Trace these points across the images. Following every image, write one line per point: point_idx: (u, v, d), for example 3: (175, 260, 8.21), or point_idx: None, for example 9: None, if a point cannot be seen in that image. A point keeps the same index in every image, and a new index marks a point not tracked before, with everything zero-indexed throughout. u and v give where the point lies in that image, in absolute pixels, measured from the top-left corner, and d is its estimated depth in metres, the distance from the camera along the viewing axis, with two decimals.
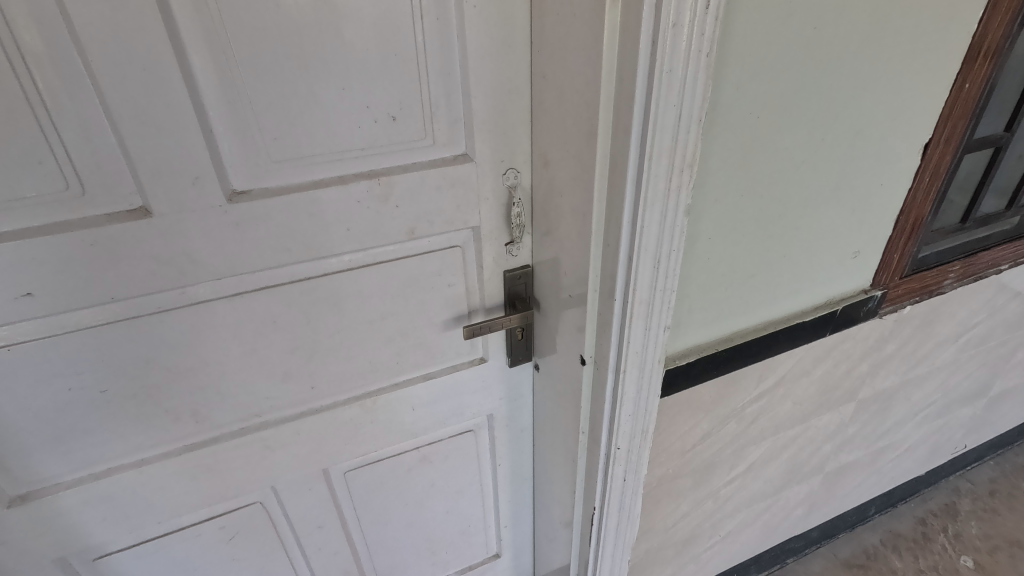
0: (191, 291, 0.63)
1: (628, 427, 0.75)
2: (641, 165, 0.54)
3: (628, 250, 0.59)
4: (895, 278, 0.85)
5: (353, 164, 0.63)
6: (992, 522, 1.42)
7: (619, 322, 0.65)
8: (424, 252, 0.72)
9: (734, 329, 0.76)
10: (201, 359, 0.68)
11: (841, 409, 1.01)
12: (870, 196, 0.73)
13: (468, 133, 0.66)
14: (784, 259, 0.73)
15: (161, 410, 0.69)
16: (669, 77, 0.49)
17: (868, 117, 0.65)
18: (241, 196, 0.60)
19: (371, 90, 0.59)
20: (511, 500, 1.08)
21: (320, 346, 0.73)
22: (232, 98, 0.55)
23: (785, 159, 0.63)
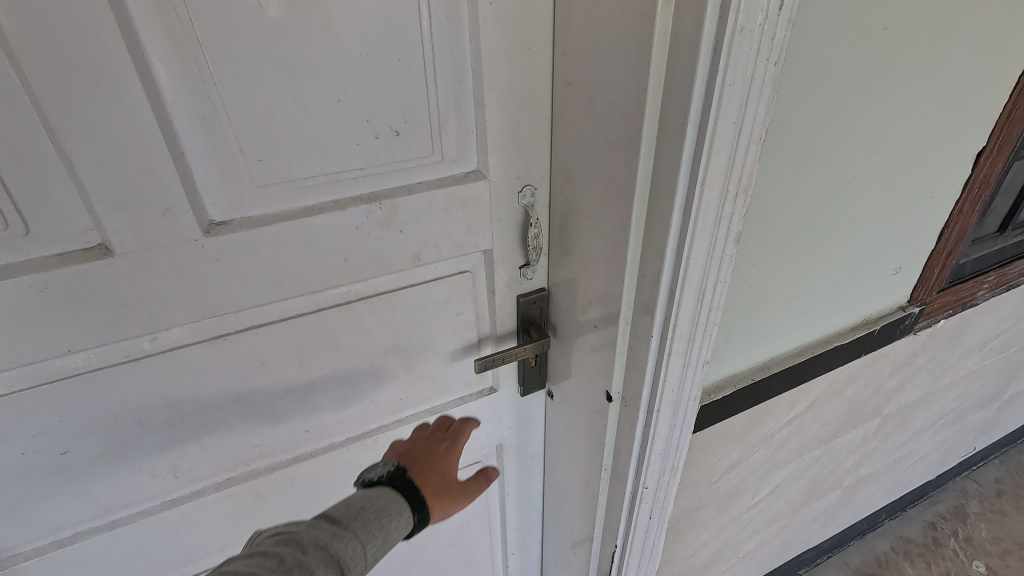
0: (165, 335, 0.54)
1: (657, 464, 0.69)
2: (692, 190, 0.46)
3: (671, 284, 0.52)
4: (933, 292, 0.80)
5: (352, 186, 0.55)
6: (1002, 524, 1.40)
7: (655, 358, 0.58)
8: (430, 279, 0.64)
9: (770, 356, 0.70)
10: (180, 410, 0.59)
11: (866, 426, 0.96)
12: (917, 209, 0.67)
13: (481, 148, 0.58)
14: (828, 281, 0.67)
15: (133, 467, 0.60)
16: (730, 89, 0.41)
17: (926, 126, 0.59)
18: (220, 227, 0.51)
19: (371, 101, 0.51)
20: (519, 528, 1.02)
21: (315, 387, 0.65)
22: (206, 114, 0.46)
23: (837, 174, 0.56)
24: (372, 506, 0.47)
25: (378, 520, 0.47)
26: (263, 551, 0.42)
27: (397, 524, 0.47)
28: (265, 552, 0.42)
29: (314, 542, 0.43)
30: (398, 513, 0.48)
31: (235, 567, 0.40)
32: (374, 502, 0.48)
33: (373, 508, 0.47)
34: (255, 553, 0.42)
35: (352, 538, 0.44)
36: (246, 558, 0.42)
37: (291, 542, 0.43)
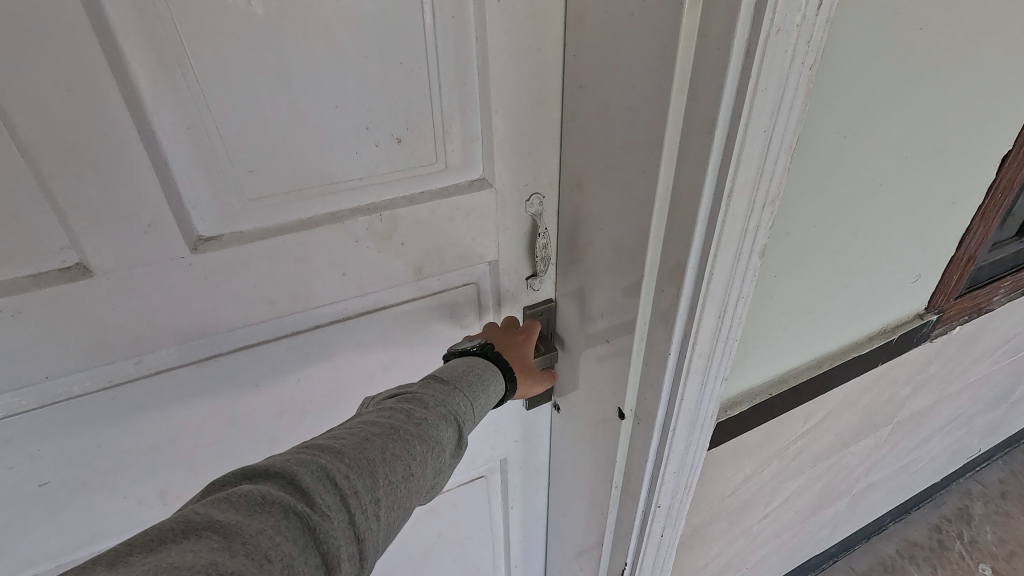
0: (151, 358, 0.51)
1: (671, 482, 0.67)
2: (717, 202, 0.43)
3: (691, 301, 0.49)
4: (951, 299, 0.77)
5: (350, 197, 0.51)
6: (1007, 526, 1.39)
7: (672, 376, 0.55)
8: (433, 292, 0.61)
9: (788, 368, 0.67)
10: (168, 434, 0.56)
11: (878, 434, 0.94)
12: (940, 216, 0.64)
13: (487, 154, 0.55)
14: (849, 292, 0.64)
15: (118, 495, 0.57)
16: (763, 96, 0.38)
17: (955, 130, 0.56)
18: (208, 243, 0.47)
19: (371, 107, 0.47)
20: (522, 541, 0.99)
21: (312, 407, 0.62)
22: (192, 122, 0.42)
23: (864, 183, 0.54)
24: (471, 372, 0.55)
25: (478, 384, 0.54)
26: (389, 406, 0.48)
27: (491, 386, 0.55)
28: (392, 407, 0.47)
29: (432, 401, 0.49)
30: (491, 379, 0.56)
31: (369, 418, 0.46)
32: (471, 367, 0.56)
33: (470, 375, 0.54)
34: (383, 407, 0.48)
35: (460, 399, 0.51)
36: (376, 411, 0.47)
37: (411, 398, 0.49)
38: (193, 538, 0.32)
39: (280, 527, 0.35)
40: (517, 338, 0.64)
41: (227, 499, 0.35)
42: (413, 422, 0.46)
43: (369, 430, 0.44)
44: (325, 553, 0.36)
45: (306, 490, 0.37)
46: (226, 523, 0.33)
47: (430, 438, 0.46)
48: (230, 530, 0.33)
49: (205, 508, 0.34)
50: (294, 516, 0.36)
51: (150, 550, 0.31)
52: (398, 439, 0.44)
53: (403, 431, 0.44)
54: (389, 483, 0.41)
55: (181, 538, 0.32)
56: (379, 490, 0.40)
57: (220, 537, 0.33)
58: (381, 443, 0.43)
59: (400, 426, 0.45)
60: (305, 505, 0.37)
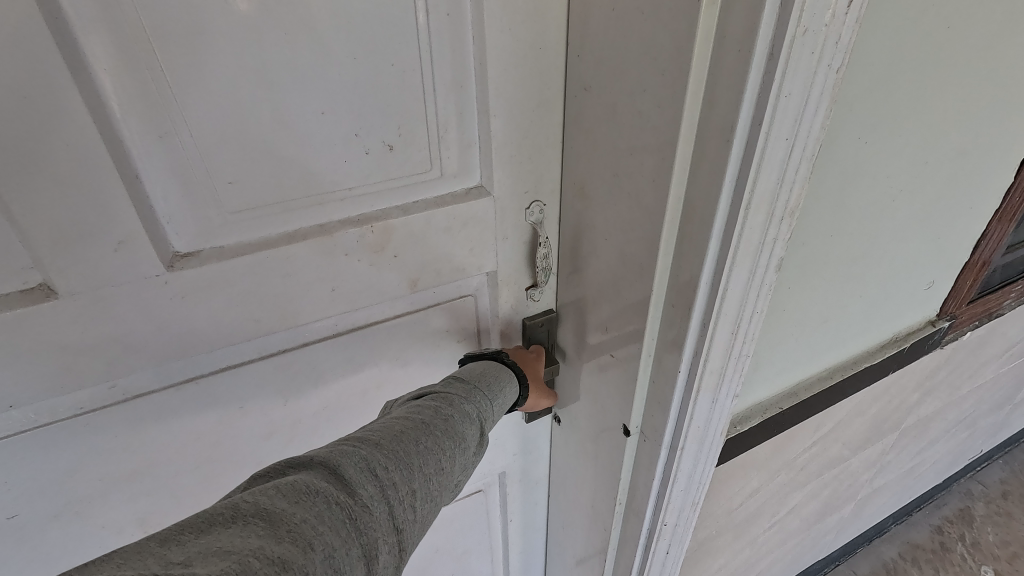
0: (126, 382, 0.47)
1: (678, 499, 0.64)
2: (735, 215, 0.40)
3: (703, 317, 0.46)
4: (963, 305, 0.75)
5: (339, 208, 0.48)
6: (1008, 527, 1.38)
7: (682, 394, 0.52)
8: (429, 305, 0.58)
9: (798, 380, 0.65)
10: (147, 460, 0.52)
11: (884, 440, 0.92)
12: (957, 221, 0.62)
13: (485, 160, 0.51)
14: (864, 301, 0.62)
15: (95, 524, 0.53)
16: (787, 101, 0.35)
17: (978, 133, 0.53)
18: (186, 259, 0.44)
19: (360, 112, 0.44)
20: (521, 554, 0.96)
21: (301, 426, 0.59)
22: (165, 131, 0.39)
23: (884, 189, 0.51)
24: (489, 373, 0.55)
25: (497, 385, 0.53)
26: (416, 404, 0.46)
27: (509, 388, 0.55)
28: (420, 405, 0.46)
29: (457, 400, 0.48)
30: (508, 382, 0.55)
31: (398, 415, 0.44)
32: (487, 372, 0.55)
33: (490, 377, 0.54)
34: (410, 405, 0.46)
35: (482, 398, 0.50)
36: (404, 409, 0.46)
37: (438, 397, 0.48)
38: (240, 524, 0.30)
39: (326, 514, 0.33)
40: (528, 353, 0.64)
41: (269, 488, 0.33)
42: (443, 418, 0.45)
43: (401, 424, 0.42)
44: (368, 543, 0.34)
45: (347, 479, 0.35)
46: (273, 509, 0.31)
47: (459, 434, 0.45)
48: (277, 515, 0.31)
49: (251, 497, 0.32)
50: (338, 504, 0.34)
51: (197, 538, 0.29)
52: (430, 433, 0.42)
53: (434, 426, 0.43)
54: (424, 476, 0.40)
55: (228, 524, 0.30)
56: (415, 482, 0.39)
57: (267, 523, 0.30)
58: (415, 436, 0.41)
59: (430, 422, 0.43)
60: (348, 494, 0.35)
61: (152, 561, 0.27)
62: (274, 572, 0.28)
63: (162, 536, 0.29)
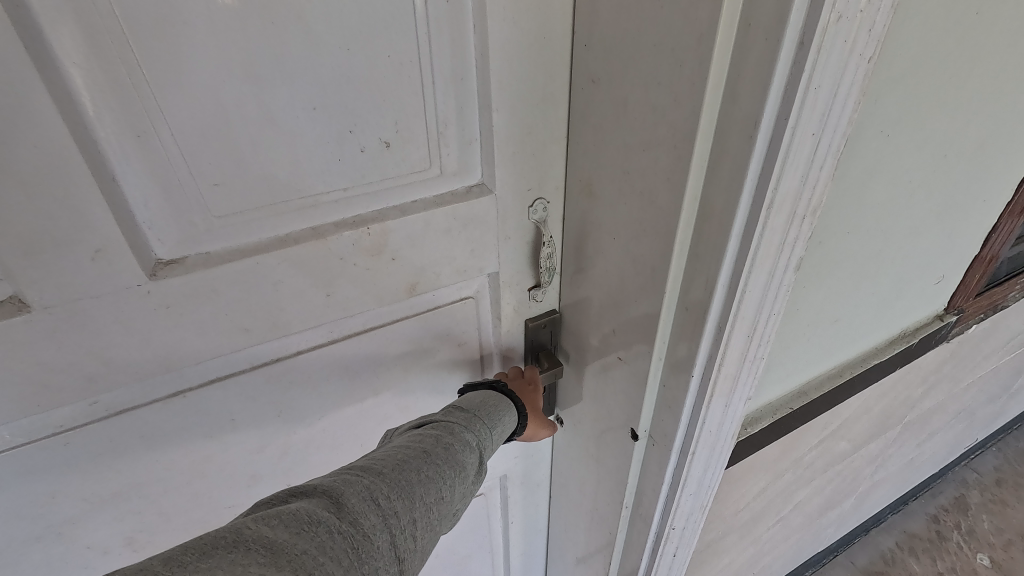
0: (108, 398, 0.44)
1: (687, 504, 0.62)
2: (755, 216, 0.38)
3: (719, 321, 0.44)
4: (970, 299, 0.74)
5: (333, 210, 0.45)
6: (1003, 515, 1.39)
7: (694, 399, 0.50)
8: (428, 310, 0.56)
9: (808, 379, 0.63)
10: (133, 479, 0.49)
11: (887, 435, 0.91)
12: (971, 215, 0.60)
13: (487, 158, 0.49)
14: (876, 300, 0.60)
15: (80, 546, 0.51)
16: (815, 94, 0.33)
17: (997, 124, 0.52)
18: (169, 267, 0.41)
19: (355, 107, 0.41)
20: (522, 555, 0.95)
21: (296, 437, 0.56)
22: (142, 129, 0.36)
23: (902, 184, 0.49)
24: (489, 403, 0.53)
25: (496, 413, 0.52)
26: (417, 433, 0.45)
27: (509, 417, 0.53)
28: (422, 432, 0.44)
29: (459, 427, 0.47)
30: (506, 410, 0.54)
31: (398, 444, 0.43)
32: (487, 400, 0.54)
33: (489, 406, 0.52)
34: (410, 434, 0.45)
35: (482, 427, 0.49)
36: (404, 438, 0.44)
37: (439, 425, 0.46)
38: (239, 553, 0.29)
39: (328, 544, 0.31)
40: (525, 385, 0.62)
41: (268, 517, 0.31)
42: (444, 446, 0.43)
43: (403, 453, 0.41)
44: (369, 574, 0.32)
45: (349, 508, 0.34)
46: (275, 539, 0.30)
47: (460, 463, 0.43)
48: (278, 546, 0.30)
49: (252, 523, 0.31)
50: (340, 534, 0.32)
51: (195, 566, 0.27)
52: (432, 462, 0.41)
53: (436, 455, 0.42)
54: (425, 507, 0.38)
55: (227, 551, 0.29)
56: (417, 513, 0.37)
57: (267, 553, 0.29)
58: (417, 465, 0.40)
59: (432, 450, 0.42)
60: (350, 523, 0.33)
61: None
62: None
63: (158, 561, 0.28)
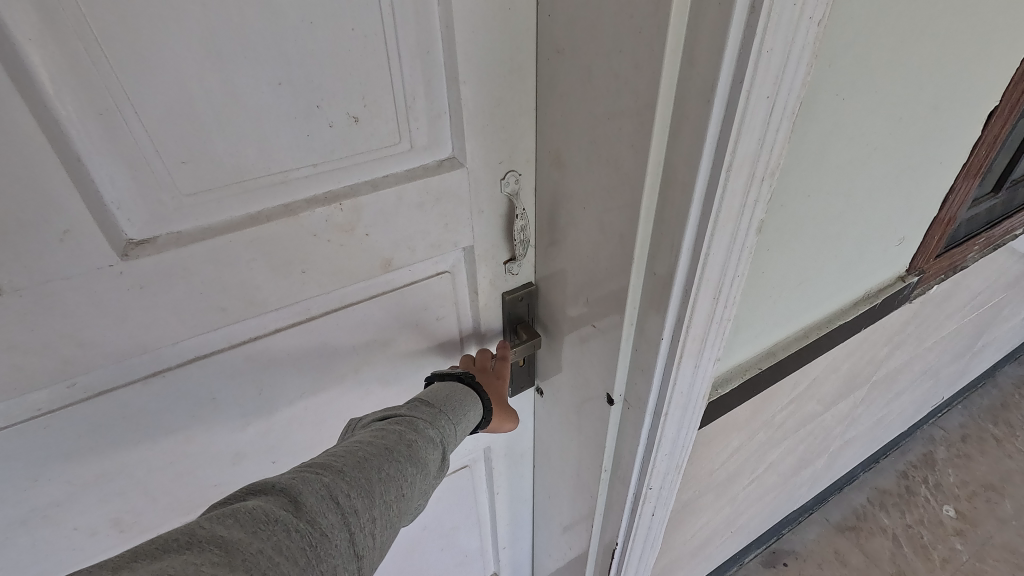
0: (87, 380, 0.45)
1: (663, 464, 0.65)
2: (715, 179, 0.39)
3: (685, 285, 0.46)
4: (931, 260, 0.77)
5: (304, 185, 0.45)
6: (967, 468, 1.46)
7: (664, 361, 0.52)
8: (404, 285, 0.56)
9: (776, 341, 0.66)
10: (115, 461, 0.50)
11: (856, 394, 0.95)
12: (928, 177, 0.62)
13: (457, 131, 0.49)
14: (837, 263, 0.62)
15: (66, 528, 0.51)
16: (767, 57, 0.34)
17: (948, 89, 0.53)
18: (141, 247, 0.41)
19: (321, 81, 0.41)
20: (509, 525, 0.97)
21: (278, 414, 0.57)
22: (104, 107, 0.36)
23: (858, 148, 0.51)
24: (455, 396, 0.54)
25: (462, 407, 0.53)
26: (381, 427, 0.46)
27: (474, 411, 0.54)
28: (385, 427, 0.46)
29: (423, 423, 0.48)
30: (472, 404, 0.55)
31: (361, 438, 0.45)
32: (453, 393, 0.55)
33: (455, 399, 0.54)
34: (374, 427, 0.47)
35: (447, 423, 0.50)
36: (368, 431, 0.46)
37: (403, 419, 0.48)
38: (195, 552, 0.31)
39: (284, 544, 0.34)
40: (492, 378, 0.62)
41: (227, 515, 0.34)
42: (407, 443, 0.45)
43: (365, 449, 0.43)
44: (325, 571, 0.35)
45: (307, 508, 0.36)
46: (230, 539, 0.32)
47: (422, 459, 0.45)
48: (233, 545, 0.32)
49: (208, 522, 0.33)
50: (296, 533, 0.35)
51: (151, 563, 0.30)
52: (394, 459, 0.43)
53: (398, 452, 0.44)
54: (384, 505, 0.40)
55: (182, 550, 0.31)
56: (375, 511, 0.40)
57: (222, 551, 0.31)
58: (378, 463, 0.42)
59: (394, 446, 0.44)
60: (307, 522, 0.36)
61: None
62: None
63: (117, 559, 0.30)
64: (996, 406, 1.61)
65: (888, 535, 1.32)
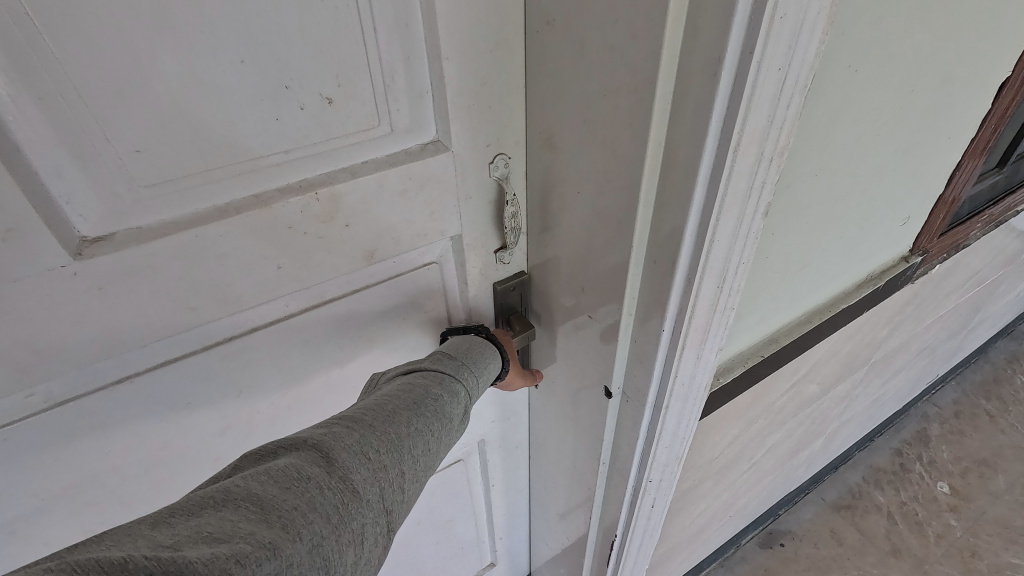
0: (48, 388, 0.41)
1: (663, 455, 0.63)
2: (722, 160, 0.36)
3: (688, 274, 0.43)
4: (934, 239, 0.75)
5: (277, 173, 0.42)
6: (961, 444, 1.47)
7: (666, 352, 0.50)
8: (389, 277, 0.53)
9: (778, 327, 0.64)
10: (86, 471, 0.47)
11: (854, 376, 0.94)
12: (937, 151, 0.60)
13: (441, 112, 0.46)
14: (843, 243, 0.60)
15: (37, 543, 0.48)
16: (780, 23, 0.31)
17: (962, 56, 0.50)
18: (97, 244, 0.38)
19: (290, 59, 0.37)
20: (505, 515, 0.96)
21: (259, 417, 0.54)
22: (44, 92, 0.32)
23: (869, 122, 0.48)
24: (473, 352, 0.52)
25: (479, 364, 0.51)
26: (403, 383, 0.44)
27: (490, 368, 0.52)
28: (407, 383, 0.43)
29: (443, 380, 0.45)
30: (489, 359, 0.53)
31: (385, 394, 0.42)
32: (470, 349, 0.53)
33: (473, 355, 0.51)
34: (397, 384, 0.44)
35: (467, 378, 0.48)
36: (390, 387, 0.43)
37: (426, 375, 0.45)
38: (230, 509, 0.28)
39: (318, 500, 0.31)
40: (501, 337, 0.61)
41: (260, 471, 0.31)
42: (431, 399, 0.42)
43: (389, 405, 0.40)
44: (358, 529, 0.32)
45: (339, 463, 0.33)
46: (264, 495, 0.30)
47: (445, 416, 0.42)
48: (268, 502, 0.29)
49: (241, 481, 0.30)
50: (330, 489, 0.32)
51: (185, 523, 0.27)
52: (420, 414, 0.40)
53: (422, 408, 0.41)
54: (412, 460, 0.37)
55: (218, 507, 0.28)
56: (405, 466, 0.37)
57: (258, 509, 0.29)
58: (404, 419, 0.39)
59: (418, 402, 0.41)
60: (340, 478, 0.32)
61: (139, 544, 0.25)
62: (268, 558, 0.27)
63: (146, 520, 0.28)
64: (988, 382, 1.61)
65: (884, 513, 1.33)
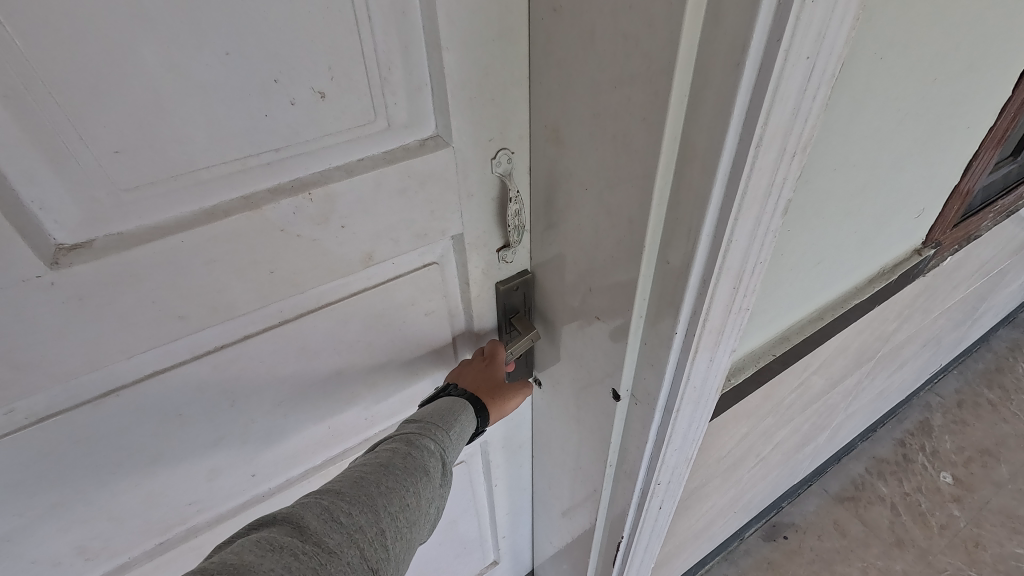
0: (29, 403, 0.39)
1: (672, 457, 0.61)
2: (743, 155, 0.34)
3: (703, 275, 0.41)
4: (947, 231, 0.73)
5: (268, 173, 0.39)
6: (963, 433, 1.46)
7: (679, 355, 0.48)
8: (387, 280, 0.51)
9: (790, 324, 0.62)
10: (73, 488, 0.44)
11: (861, 369, 0.92)
12: (954, 142, 0.57)
13: (441, 105, 0.43)
14: (856, 241, 0.58)
15: (23, 563, 0.46)
16: (808, 7, 0.29)
17: (986, 43, 0.48)
18: (75, 253, 0.35)
19: (279, 51, 0.35)
20: (508, 514, 0.94)
21: (254, 427, 0.52)
22: (11, 90, 0.29)
23: (890, 113, 0.46)
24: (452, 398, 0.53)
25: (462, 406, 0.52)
26: (376, 444, 0.45)
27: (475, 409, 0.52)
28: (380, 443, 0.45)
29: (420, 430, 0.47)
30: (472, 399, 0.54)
31: (359, 459, 0.43)
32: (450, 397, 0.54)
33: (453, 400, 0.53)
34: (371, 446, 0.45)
35: (449, 423, 0.49)
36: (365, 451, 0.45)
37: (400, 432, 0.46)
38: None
39: (294, 566, 0.33)
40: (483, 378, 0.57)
41: (237, 543, 0.33)
42: (404, 454, 0.43)
43: (363, 467, 0.42)
44: None
45: (312, 530, 0.35)
46: (241, 563, 0.31)
47: (425, 465, 0.44)
48: (245, 568, 0.31)
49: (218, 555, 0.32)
50: (305, 554, 0.33)
51: None
52: (394, 469, 0.41)
53: (397, 462, 0.42)
54: (390, 516, 0.39)
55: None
56: (383, 522, 0.38)
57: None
58: (378, 477, 0.40)
59: (393, 457, 0.43)
60: (313, 543, 0.34)
61: None
62: None
63: None
64: (990, 370, 1.60)
65: (887, 504, 1.32)
